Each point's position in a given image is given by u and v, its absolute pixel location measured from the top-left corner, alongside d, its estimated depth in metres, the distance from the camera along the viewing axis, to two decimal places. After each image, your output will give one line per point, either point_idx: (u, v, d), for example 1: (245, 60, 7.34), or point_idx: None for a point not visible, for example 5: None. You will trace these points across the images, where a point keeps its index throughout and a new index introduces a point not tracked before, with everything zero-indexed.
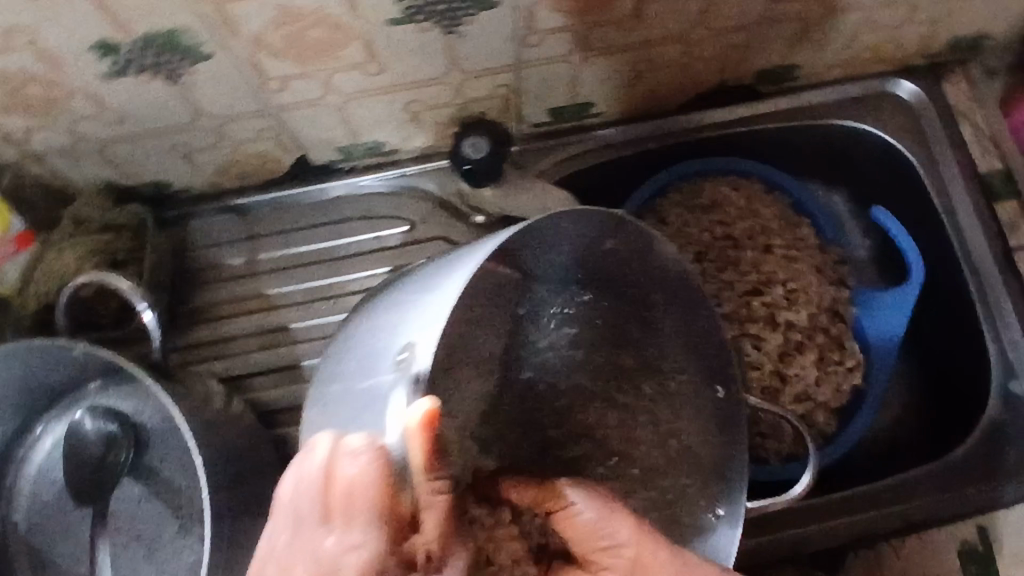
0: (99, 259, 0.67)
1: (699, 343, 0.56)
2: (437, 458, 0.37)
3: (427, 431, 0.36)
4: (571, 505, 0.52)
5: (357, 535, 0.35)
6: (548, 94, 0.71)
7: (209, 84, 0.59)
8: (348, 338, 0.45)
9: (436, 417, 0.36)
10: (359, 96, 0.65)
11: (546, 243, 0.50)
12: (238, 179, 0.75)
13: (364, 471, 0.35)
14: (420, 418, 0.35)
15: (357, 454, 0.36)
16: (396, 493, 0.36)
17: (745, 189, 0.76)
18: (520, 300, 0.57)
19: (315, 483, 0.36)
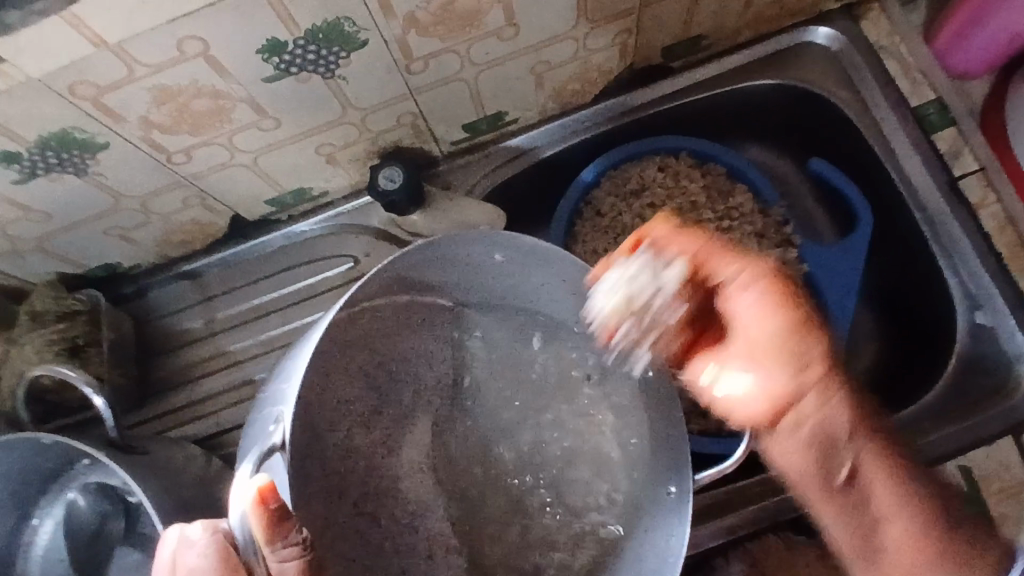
0: (60, 348, 0.70)
1: (614, 330, 0.61)
2: (280, 526, 0.40)
3: (265, 504, 0.39)
4: (741, 296, 0.52)
5: None
6: (454, 112, 0.72)
7: (117, 168, 0.62)
8: (253, 416, 0.53)
9: (271, 491, 0.39)
10: (267, 150, 0.67)
11: (446, 270, 0.59)
12: (183, 247, 0.78)
13: (204, 553, 0.40)
14: (256, 491, 0.39)
15: (200, 540, 0.41)
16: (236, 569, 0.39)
17: (673, 168, 0.76)
18: (449, 325, 0.64)
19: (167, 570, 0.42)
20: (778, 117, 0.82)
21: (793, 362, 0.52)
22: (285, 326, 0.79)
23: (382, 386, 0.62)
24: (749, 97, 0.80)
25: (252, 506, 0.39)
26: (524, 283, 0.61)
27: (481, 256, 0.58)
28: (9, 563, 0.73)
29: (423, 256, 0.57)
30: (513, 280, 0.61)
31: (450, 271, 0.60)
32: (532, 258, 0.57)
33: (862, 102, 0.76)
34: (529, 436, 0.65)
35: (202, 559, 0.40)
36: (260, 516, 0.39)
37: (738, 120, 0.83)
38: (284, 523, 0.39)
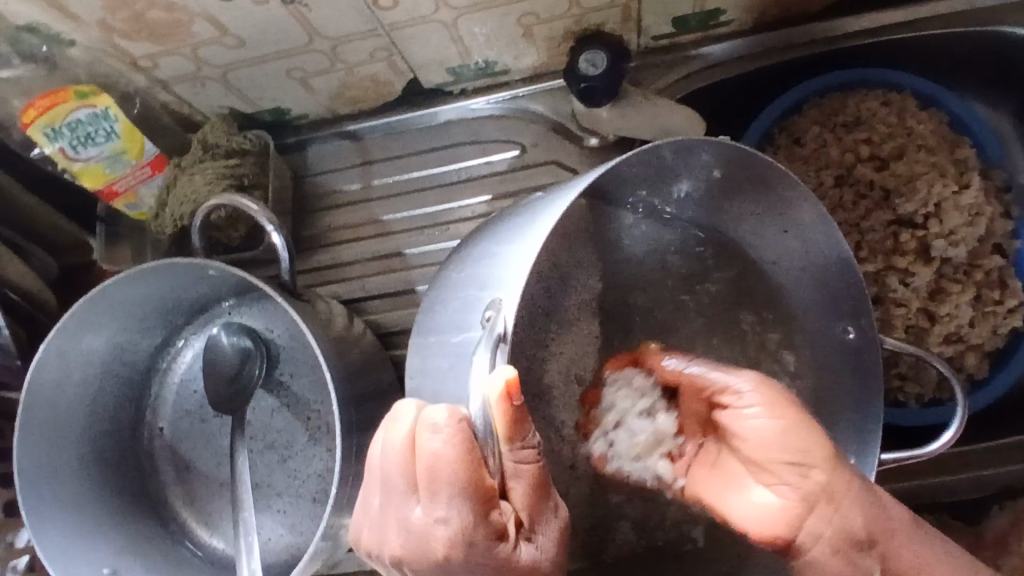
0: (228, 184, 0.69)
1: (829, 285, 0.58)
2: (521, 426, 0.40)
3: (510, 398, 0.38)
4: (526, 527, 0.40)
5: (443, 509, 0.38)
6: (669, 1, 0.65)
7: (321, 3, 0.58)
8: (456, 296, 0.51)
9: (517, 387, 0.38)
10: (470, 11, 0.62)
11: (656, 180, 0.55)
12: (351, 105, 0.75)
13: (450, 441, 0.38)
14: (504, 381, 0.38)
15: (445, 427, 0.38)
16: (480, 465, 0.38)
17: (898, 104, 0.67)
18: (628, 233, 0.61)
19: (399, 452, 0.39)
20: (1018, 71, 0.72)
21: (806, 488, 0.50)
22: (441, 205, 0.76)
23: (552, 287, 0.60)
24: (989, 44, 0.71)
25: (497, 399, 0.38)
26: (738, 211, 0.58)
27: (700, 170, 0.54)
28: (148, 384, 0.76)
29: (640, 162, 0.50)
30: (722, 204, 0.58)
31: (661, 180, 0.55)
32: (758, 185, 0.53)
33: None
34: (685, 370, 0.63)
35: (448, 447, 0.38)
36: (504, 410, 0.38)
37: (968, 65, 0.74)
38: (523, 425, 0.40)
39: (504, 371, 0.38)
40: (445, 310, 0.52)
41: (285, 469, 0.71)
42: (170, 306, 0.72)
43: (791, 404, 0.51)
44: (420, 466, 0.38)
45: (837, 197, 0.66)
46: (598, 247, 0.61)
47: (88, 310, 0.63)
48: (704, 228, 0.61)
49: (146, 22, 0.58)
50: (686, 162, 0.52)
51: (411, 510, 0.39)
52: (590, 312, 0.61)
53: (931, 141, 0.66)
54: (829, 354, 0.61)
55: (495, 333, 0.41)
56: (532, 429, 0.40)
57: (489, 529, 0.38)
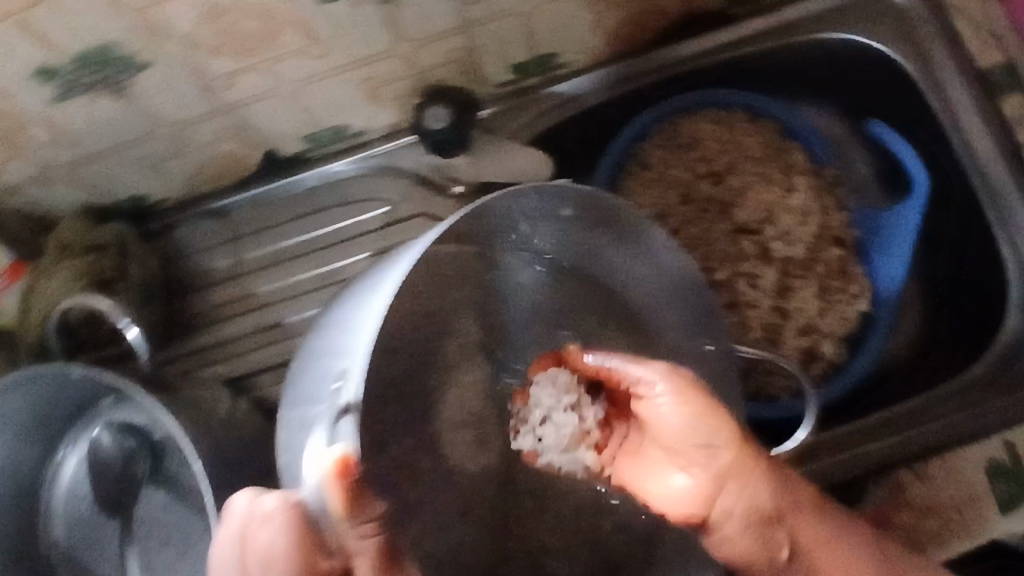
0: (88, 279, 0.68)
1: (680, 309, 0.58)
2: (362, 502, 0.41)
3: (344, 476, 0.40)
4: None
5: None
6: (505, 51, 0.68)
7: (154, 93, 0.58)
8: (305, 364, 0.49)
9: (351, 465, 0.40)
10: (310, 82, 0.63)
11: (499, 225, 0.52)
12: (213, 183, 0.75)
13: (280, 531, 0.40)
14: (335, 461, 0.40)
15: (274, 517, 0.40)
16: (314, 548, 0.40)
17: (727, 122, 0.73)
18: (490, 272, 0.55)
19: (233, 547, 0.41)
20: (836, 77, 0.78)
21: (711, 466, 0.53)
22: (316, 270, 0.77)
23: (427, 348, 0.55)
24: (807, 55, 0.77)
25: (329, 480, 0.40)
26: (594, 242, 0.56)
27: (547, 208, 0.52)
28: (32, 496, 0.73)
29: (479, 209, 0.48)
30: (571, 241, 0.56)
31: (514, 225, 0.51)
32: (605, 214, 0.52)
33: (927, 62, 0.73)
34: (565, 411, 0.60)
35: (280, 537, 0.40)
36: (337, 490, 0.40)
37: (795, 76, 0.80)
38: (362, 501, 0.41)
39: (336, 449, 0.40)
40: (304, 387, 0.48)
41: (184, 562, 0.69)
42: (43, 415, 0.69)
43: (698, 389, 0.52)
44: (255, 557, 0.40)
45: (685, 214, 0.71)
46: (484, 297, 0.57)
47: None
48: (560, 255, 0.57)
49: None
50: (528, 202, 0.50)
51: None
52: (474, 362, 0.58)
53: (759, 151, 0.72)
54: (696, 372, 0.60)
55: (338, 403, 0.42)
56: (374, 504, 0.41)
57: None
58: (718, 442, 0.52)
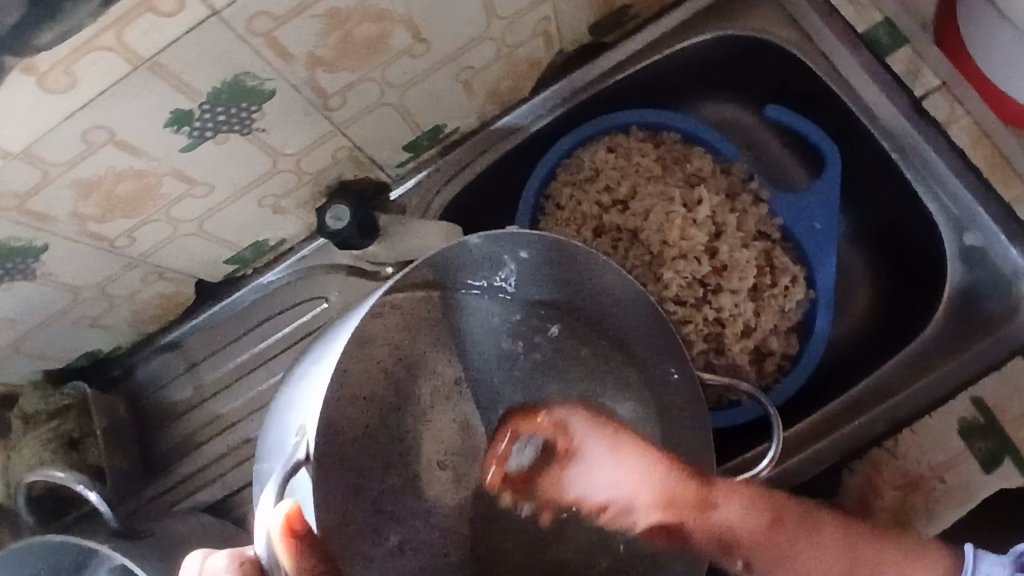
0: (57, 444, 0.72)
1: (641, 331, 0.61)
2: (315, 558, 0.41)
3: (290, 532, 0.40)
4: None
5: None
6: (391, 136, 0.70)
7: (65, 265, 0.62)
8: (277, 444, 0.50)
9: (297, 519, 0.40)
10: (210, 214, 0.66)
11: (469, 265, 0.59)
12: (157, 321, 0.78)
13: None
14: (283, 516, 0.40)
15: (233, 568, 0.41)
16: None
17: (623, 146, 0.73)
18: (456, 316, 0.64)
19: None
20: (724, 71, 0.78)
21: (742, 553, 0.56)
22: (272, 379, 0.79)
23: (400, 381, 0.62)
24: (692, 55, 0.76)
25: (278, 532, 0.40)
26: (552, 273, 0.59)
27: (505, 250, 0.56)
28: None
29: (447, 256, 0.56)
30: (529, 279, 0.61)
31: (485, 277, 0.60)
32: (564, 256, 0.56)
33: (807, 36, 0.72)
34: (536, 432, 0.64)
35: None
36: (286, 543, 0.40)
37: (688, 78, 0.79)
38: (317, 555, 0.41)
39: (285, 505, 0.41)
40: (275, 428, 0.52)
41: None
42: None
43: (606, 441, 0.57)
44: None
45: (602, 246, 0.71)
46: (438, 338, 0.64)
47: None
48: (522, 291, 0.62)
49: None
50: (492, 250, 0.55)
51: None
52: (444, 400, 0.63)
53: (660, 168, 0.72)
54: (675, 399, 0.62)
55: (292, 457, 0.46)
56: (326, 556, 0.41)
57: None
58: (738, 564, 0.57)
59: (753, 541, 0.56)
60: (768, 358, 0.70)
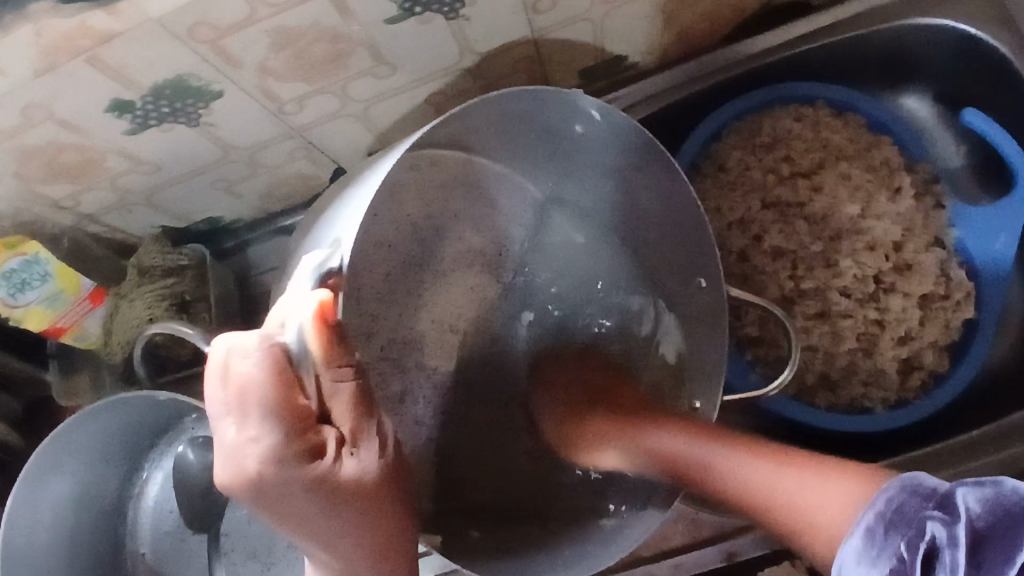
0: (169, 303, 0.71)
1: (687, 245, 0.56)
2: (340, 347, 0.39)
3: (323, 321, 0.38)
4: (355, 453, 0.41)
5: (255, 428, 0.38)
6: (574, 58, 0.66)
7: (228, 121, 0.59)
8: (314, 236, 0.49)
9: (331, 308, 0.39)
10: (378, 99, 0.63)
11: (508, 130, 0.54)
12: (284, 201, 0.75)
13: (261, 364, 0.38)
14: (316, 306, 0.39)
15: (252, 350, 0.38)
16: (292, 386, 0.38)
17: (808, 118, 0.68)
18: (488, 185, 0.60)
19: (215, 381, 0.38)
20: (926, 63, 0.73)
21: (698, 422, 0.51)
22: None
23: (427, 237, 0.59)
24: (897, 39, 0.71)
25: (311, 321, 0.38)
26: (622, 164, 0.55)
27: (559, 123, 0.52)
28: (121, 514, 0.73)
29: (493, 109, 0.49)
30: (572, 159, 0.57)
31: (535, 145, 0.56)
32: (618, 138, 0.52)
33: None
34: (563, 324, 0.63)
35: (259, 369, 0.38)
36: (319, 332, 0.38)
37: (878, 63, 0.74)
38: (342, 344, 0.39)
39: (319, 294, 0.39)
40: (311, 246, 0.47)
41: (267, 574, 0.71)
42: (132, 432, 0.70)
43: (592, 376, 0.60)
44: (231, 392, 0.38)
45: (768, 219, 0.67)
46: (470, 203, 0.61)
47: (42, 456, 0.62)
48: (562, 171, 0.59)
49: (57, 166, 0.58)
50: (543, 119, 0.52)
51: (223, 428, 0.39)
52: (467, 266, 0.62)
53: (848, 146, 0.67)
54: (688, 310, 0.59)
55: (322, 265, 0.42)
56: (351, 349, 0.40)
57: (300, 448, 0.38)
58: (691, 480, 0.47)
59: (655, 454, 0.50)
60: (915, 371, 0.66)
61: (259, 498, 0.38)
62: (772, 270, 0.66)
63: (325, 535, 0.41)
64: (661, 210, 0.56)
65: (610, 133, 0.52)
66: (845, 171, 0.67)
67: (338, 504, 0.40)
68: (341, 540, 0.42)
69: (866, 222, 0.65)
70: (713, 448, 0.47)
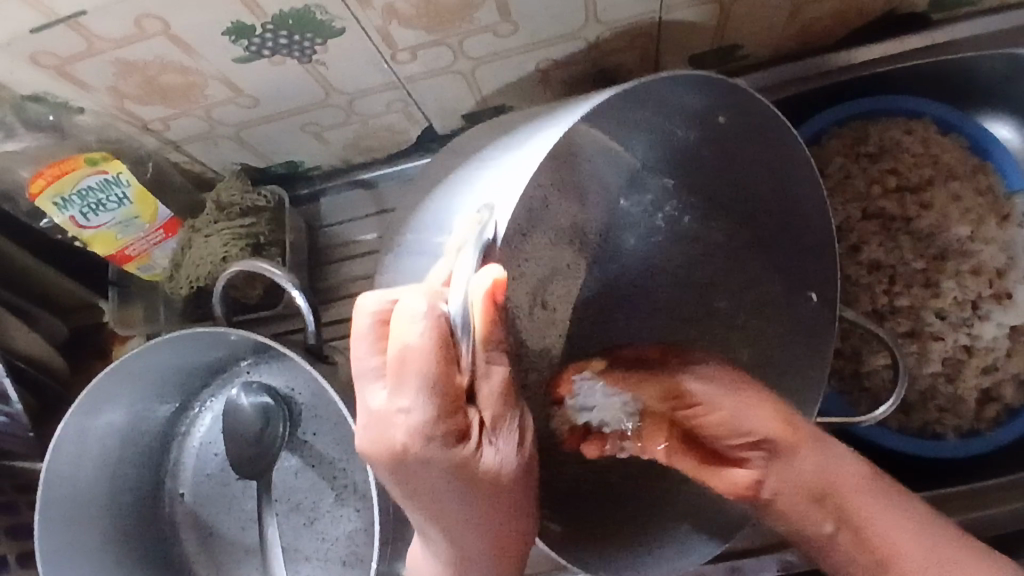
0: (244, 243, 0.69)
1: (795, 245, 0.58)
2: (496, 331, 0.40)
3: (491, 300, 0.38)
4: (496, 443, 0.42)
5: (408, 399, 0.39)
6: (688, 42, 0.65)
7: (338, 61, 0.57)
8: (449, 189, 0.48)
9: (501, 289, 0.38)
10: (489, 59, 0.61)
11: (652, 117, 0.52)
12: (366, 154, 0.73)
13: (423, 334, 0.39)
14: (486, 284, 0.38)
15: (411, 316, 0.39)
16: (449, 363, 0.39)
17: (919, 133, 0.66)
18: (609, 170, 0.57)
19: (365, 339, 0.42)
20: None
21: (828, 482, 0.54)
22: None
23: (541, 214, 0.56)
24: (1008, 61, 0.68)
25: (482, 297, 0.38)
26: (759, 157, 0.54)
27: (704, 115, 0.51)
28: (165, 450, 0.73)
29: (647, 97, 0.47)
30: (702, 154, 0.56)
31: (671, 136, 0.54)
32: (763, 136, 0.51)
33: None
34: (657, 316, 0.63)
35: (421, 338, 0.39)
36: (486, 309, 0.39)
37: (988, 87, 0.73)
38: (498, 327, 0.40)
39: (491, 271, 0.38)
40: (456, 202, 0.45)
41: (311, 532, 0.68)
42: (188, 371, 0.69)
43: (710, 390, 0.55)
44: (391, 358, 0.39)
45: (866, 230, 0.65)
46: (583, 184, 0.57)
47: (106, 383, 0.60)
48: (686, 164, 0.57)
49: (158, 87, 0.56)
50: (692, 110, 0.50)
51: (373, 395, 0.41)
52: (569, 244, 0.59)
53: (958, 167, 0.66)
54: (792, 317, 0.60)
55: (486, 237, 0.40)
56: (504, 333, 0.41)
57: (449, 428, 0.40)
58: (828, 527, 0.54)
59: (795, 491, 0.55)
60: (992, 403, 0.65)
61: (401, 469, 0.40)
62: (863, 281, 0.65)
63: (445, 518, 0.44)
64: (785, 208, 0.56)
65: (758, 130, 0.51)
66: (952, 192, 0.65)
67: (471, 490, 0.42)
68: (459, 521, 0.44)
69: (973, 246, 0.64)
70: (874, 519, 0.53)
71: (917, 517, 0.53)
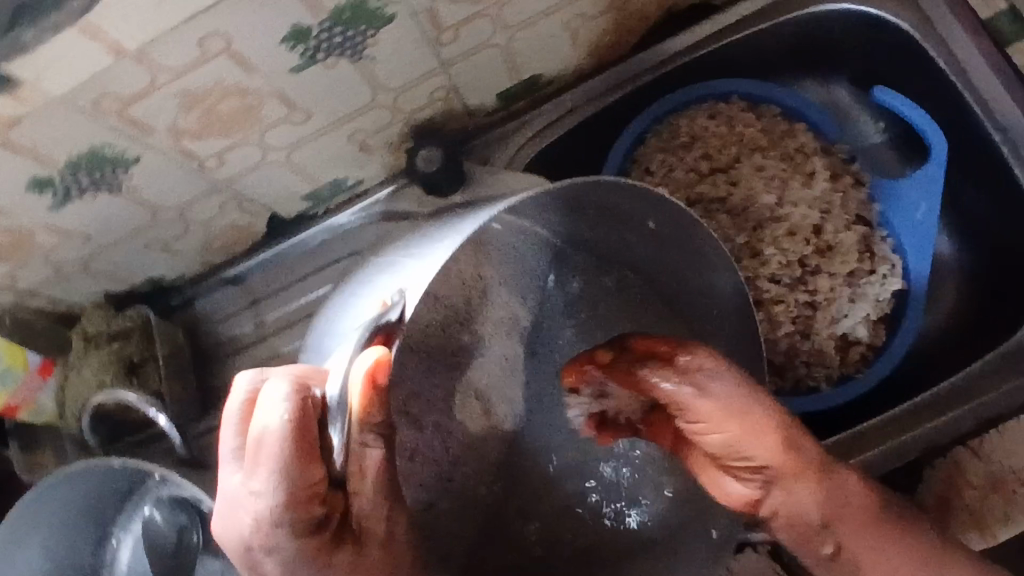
0: (118, 367, 0.71)
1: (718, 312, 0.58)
2: (376, 410, 0.39)
3: (371, 381, 0.37)
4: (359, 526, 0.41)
5: (260, 482, 0.36)
6: (489, 81, 0.68)
7: (151, 183, 0.59)
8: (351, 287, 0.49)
9: (384, 369, 0.38)
10: (300, 144, 0.64)
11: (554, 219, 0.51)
12: (224, 253, 0.75)
13: (286, 417, 0.35)
14: (366, 366, 0.37)
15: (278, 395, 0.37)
16: (311, 450, 0.36)
17: (724, 114, 0.71)
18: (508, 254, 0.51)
19: (235, 419, 0.38)
20: (836, 49, 0.75)
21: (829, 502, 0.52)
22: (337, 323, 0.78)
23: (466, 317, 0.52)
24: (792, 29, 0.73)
25: (361, 378, 0.37)
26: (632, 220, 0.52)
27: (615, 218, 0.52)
28: None
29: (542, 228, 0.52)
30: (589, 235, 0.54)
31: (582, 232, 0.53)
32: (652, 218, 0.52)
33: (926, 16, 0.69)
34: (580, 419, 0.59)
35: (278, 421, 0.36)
36: (366, 391, 0.37)
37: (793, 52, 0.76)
38: (378, 408, 0.39)
39: (375, 351, 0.38)
40: (354, 302, 0.46)
41: None
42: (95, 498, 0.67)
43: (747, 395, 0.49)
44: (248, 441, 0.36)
45: (694, 216, 0.70)
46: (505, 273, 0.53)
47: None
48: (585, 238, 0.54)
49: None
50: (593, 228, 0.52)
51: (228, 479, 0.38)
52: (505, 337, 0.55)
53: (762, 138, 0.70)
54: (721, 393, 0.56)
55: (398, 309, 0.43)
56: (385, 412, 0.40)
57: (303, 517, 0.37)
58: (823, 550, 0.53)
59: (790, 518, 0.52)
60: (852, 347, 0.69)
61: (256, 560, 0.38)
62: None
63: None
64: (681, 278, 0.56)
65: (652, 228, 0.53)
66: (761, 163, 0.70)
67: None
68: None
69: (785, 209, 0.69)
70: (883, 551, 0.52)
71: (927, 554, 0.53)
